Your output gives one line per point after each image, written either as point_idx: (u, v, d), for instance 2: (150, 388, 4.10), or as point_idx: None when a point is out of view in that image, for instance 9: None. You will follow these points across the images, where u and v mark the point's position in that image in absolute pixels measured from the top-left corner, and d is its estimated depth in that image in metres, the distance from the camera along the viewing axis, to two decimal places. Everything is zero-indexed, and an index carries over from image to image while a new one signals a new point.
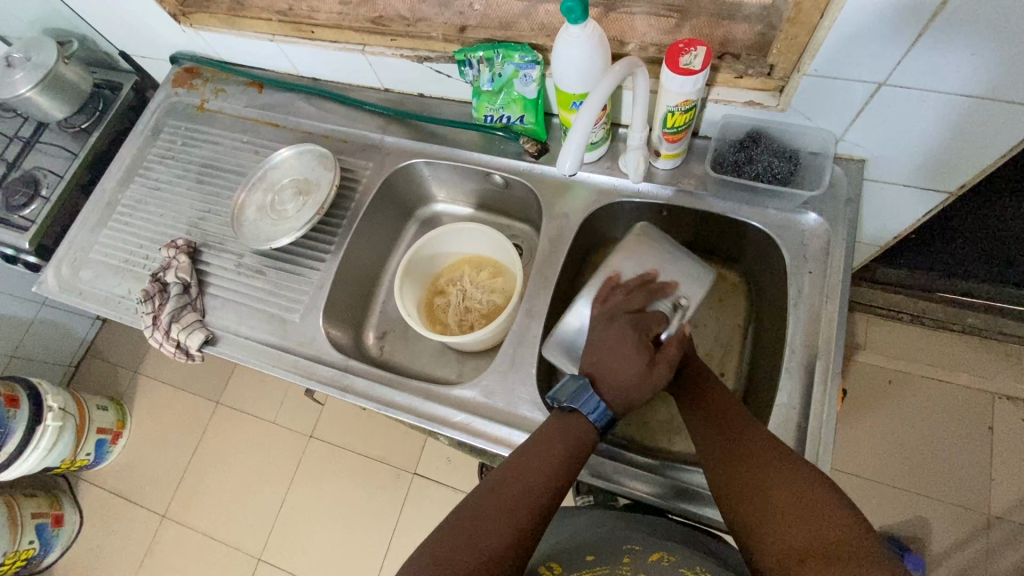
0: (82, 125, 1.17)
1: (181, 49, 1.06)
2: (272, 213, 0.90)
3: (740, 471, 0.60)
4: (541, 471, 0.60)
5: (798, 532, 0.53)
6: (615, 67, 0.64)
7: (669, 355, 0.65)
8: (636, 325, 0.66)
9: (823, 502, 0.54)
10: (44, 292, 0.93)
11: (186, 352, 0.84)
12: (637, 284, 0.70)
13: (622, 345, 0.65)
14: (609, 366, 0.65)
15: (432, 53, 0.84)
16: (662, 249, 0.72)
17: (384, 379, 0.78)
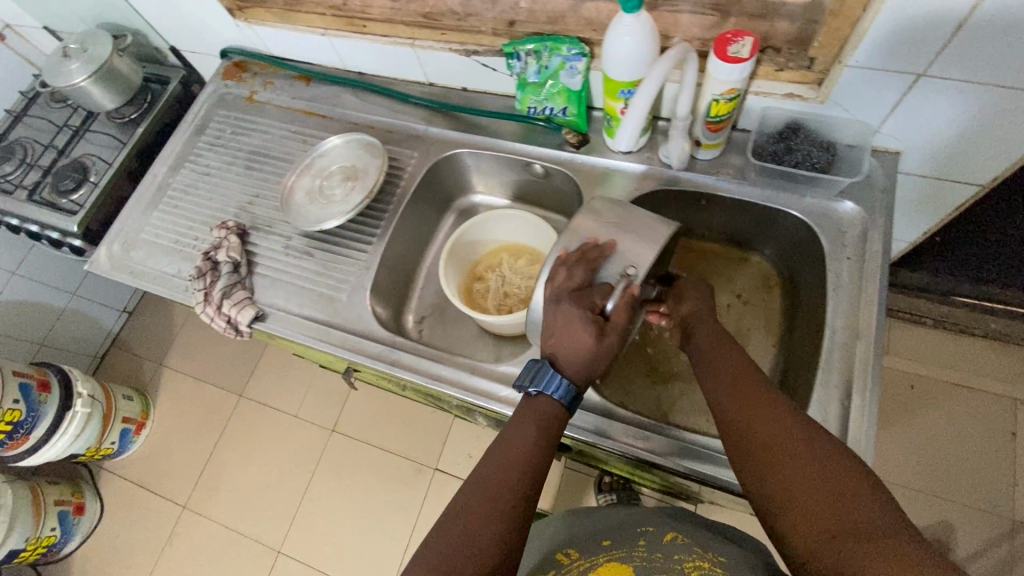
0: (131, 116, 1.22)
1: (233, 44, 1.10)
2: (321, 198, 0.93)
3: (761, 448, 0.57)
4: (522, 460, 0.61)
5: (822, 513, 0.50)
6: (669, 53, 0.68)
7: (619, 324, 0.66)
8: (577, 301, 0.67)
9: (851, 481, 0.51)
10: (96, 269, 0.96)
11: (236, 327, 0.86)
12: (583, 254, 0.71)
13: (571, 323, 0.66)
14: (564, 343, 0.66)
15: (479, 47, 0.88)
16: (616, 217, 0.73)
17: (430, 354, 0.80)
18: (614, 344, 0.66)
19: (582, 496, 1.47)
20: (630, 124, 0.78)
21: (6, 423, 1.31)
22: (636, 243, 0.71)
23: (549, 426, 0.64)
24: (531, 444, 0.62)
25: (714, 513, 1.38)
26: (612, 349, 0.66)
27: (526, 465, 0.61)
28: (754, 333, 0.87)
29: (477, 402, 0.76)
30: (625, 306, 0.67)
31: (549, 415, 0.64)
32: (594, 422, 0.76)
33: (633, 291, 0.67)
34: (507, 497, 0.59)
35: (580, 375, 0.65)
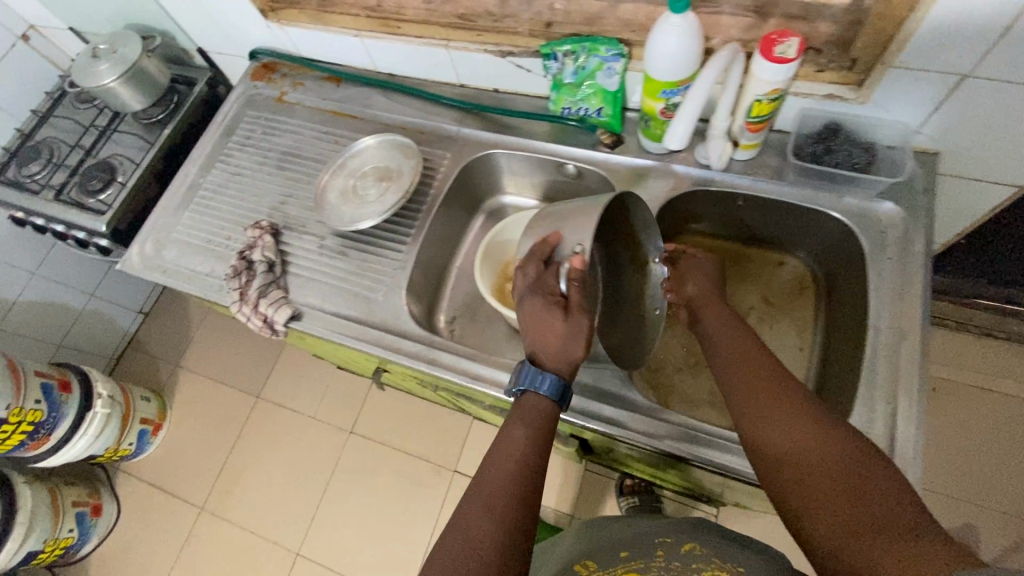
0: (158, 116, 1.22)
1: (262, 45, 1.10)
2: (355, 198, 0.93)
3: (778, 441, 0.57)
4: (516, 459, 0.61)
5: (839, 508, 0.50)
6: (721, 52, 0.71)
7: (575, 299, 0.70)
8: (532, 295, 0.72)
9: (869, 476, 0.51)
10: (128, 269, 0.96)
11: (272, 327, 0.86)
12: (534, 253, 0.76)
13: (538, 318, 0.70)
14: (540, 338, 0.69)
15: (515, 48, 0.88)
16: (564, 209, 0.78)
17: (469, 354, 0.80)
18: (583, 318, 0.69)
19: (602, 498, 1.46)
20: (680, 123, 0.77)
21: (29, 424, 1.31)
22: (577, 226, 0.75)
23: (541, 422, 0.65)
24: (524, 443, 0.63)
25: (736, 516, 1.38)
26: (581, 325, 0.69)
27: (521, 464, 0.61)
28: (790, 334, 0.88)
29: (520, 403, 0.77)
30: (577, 281, 0.71)
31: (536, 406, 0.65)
32: (634, 423, 0.75)
33: (578, 265, 0.71)
34: (505, 497, 0.58)
35: (560, 364, 0.67)
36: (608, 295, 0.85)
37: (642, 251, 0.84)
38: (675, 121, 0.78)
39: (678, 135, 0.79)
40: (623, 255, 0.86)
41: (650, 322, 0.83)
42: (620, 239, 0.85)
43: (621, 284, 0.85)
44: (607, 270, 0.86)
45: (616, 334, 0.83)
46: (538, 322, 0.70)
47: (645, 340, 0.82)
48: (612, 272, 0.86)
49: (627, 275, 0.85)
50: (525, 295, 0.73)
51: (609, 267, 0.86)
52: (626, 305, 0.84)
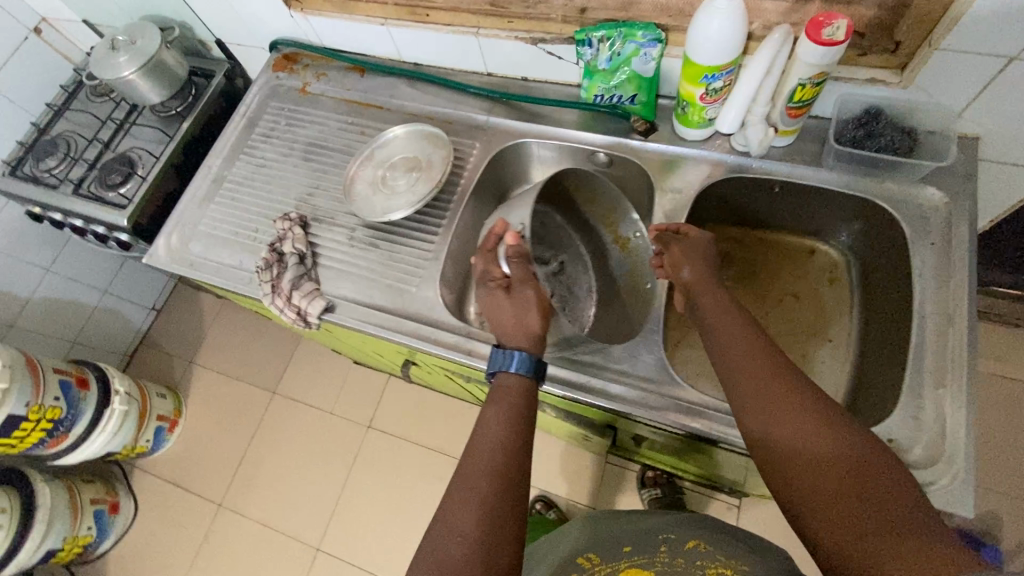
0: (177, 109, 1.20)
1: (283, 35, 1.09)
2: (385, 189, 0.92)
3: (787, 437, 0.56)
4: (495, 441, 0.64)
5: (856, 509, 0.49)
6: (773, 35, 0.70)
7: (517, 275, 0.77)
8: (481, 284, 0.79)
9: (880, 475, 0.51)
10: (155, 263, 0.95)
11: (305, 319, 0.85)
12: (483, 246, 0.82)
13: (493, 305, 0.77)
14: (498, 320, 0.76)
15: (547, 35, 0.87)
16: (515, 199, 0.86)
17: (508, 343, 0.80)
18: (530, 292, 0.76)
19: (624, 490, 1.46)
20: (732, 106, 0.79)
21: (48, 421, 1.30)
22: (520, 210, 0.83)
23: (513, 398, 0.69)
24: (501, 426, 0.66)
25: (758, 507, 1.38)
26: (528, 297, 0.76)
27: (498, 446, 0.64)
28: (827, 321, 0.87)
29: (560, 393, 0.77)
30: (515, 258, 0.78)
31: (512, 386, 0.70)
32: (677, 413, 0.75)
33: (513, 242, 0.77)
34: (484, 483, 0.61)
35: (523, 340, 0.73)
36: (602, 283, 0.95)
37: (618, 227, 0.94)
38: (728, 104, 0.79)
39: (730, 119, 0.80)
40: (603, 241, 0.96)
41: (643, 297, 0.89)
42: (595, 221, 0.95)
43: (610, 271, 0.95)
44: (597, 264, 0.96)
45: (611, 320, 0.92)
46: (494, 308, 0.77)
47: (637, 314, 0.89)
48: (600, 261, 0.96)
49: (613, 260, 0.94)
50: (478, 287, 0.80)
51: (596, 256, 0.97)
52: (619, 289, 0.93)
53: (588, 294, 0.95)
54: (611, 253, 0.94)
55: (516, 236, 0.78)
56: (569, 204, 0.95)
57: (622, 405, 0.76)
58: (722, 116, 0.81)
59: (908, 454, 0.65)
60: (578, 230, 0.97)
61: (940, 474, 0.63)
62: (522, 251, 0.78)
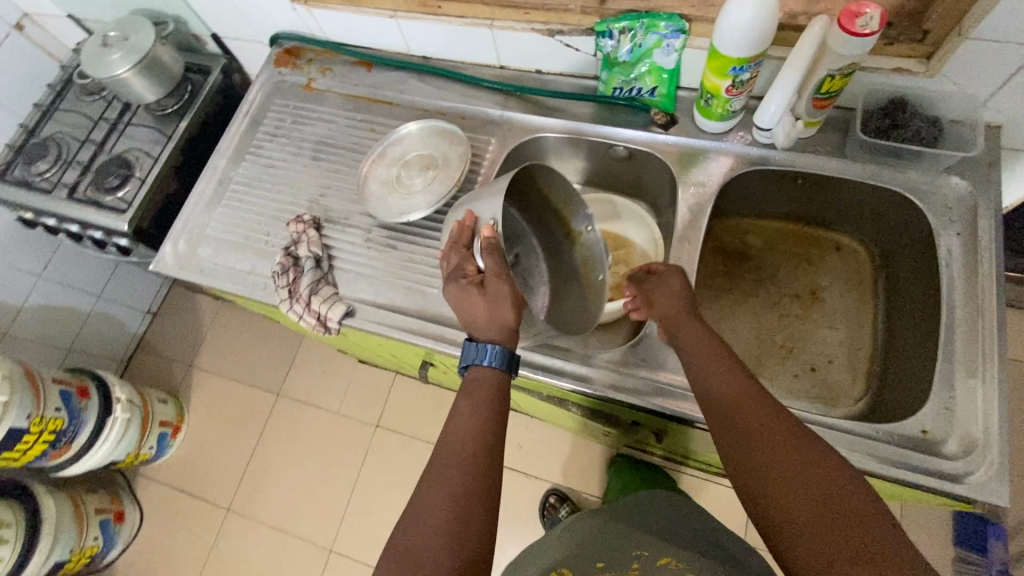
0: (171, 108, 1.16)
1: (285, 29, 1.05)
2: (400, 187, 0.90)
3: (762, 464, 0.55)
4: (471, 434, 0.65)
5: (825, 537, 0.49)
6: (813, 24, 0.68)
7: (490, 270, 0.72)
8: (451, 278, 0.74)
9: (856, 500, 0.51)
10: (162, 269, 0.92)
11: (325, 324, 0.83)
12: (454, 239, 0.78)
13: (462, 300, 0.73)
14: (469, 315, 0.72)
15: (564, 26, 0.85)
16: (481, 191, 0.79)
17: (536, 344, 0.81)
18: (502, 288, 0.72)
19: None
20: (772, 102, 0.76)
21: (50, 433, 1.27)
22: (487, 201, 0.77)
23: (487, 392, 0.69)
24: (468, 420, 0.66)
25: None
26: (502, 291, 0.72)
27: (467, 439, 0.65)
28: (850, 313, 0.87)
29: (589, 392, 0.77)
30: (490, 251, 0.73)
31: (483, 379, 0.69)
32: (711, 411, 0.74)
33: (489, 235, 0.73)
34: (456, 476, 0.62)
35: (493, 327, 0.70)
36: (554, 272, 0.83)
37: (565, 213, 0.80)
38: (769, 101, 0.76)
39: (770, 116, 0.77)
40: (555, 230, 0.82)
41: (594, 291, 0.77)
42: (546, 207, 0.82)
43: (563, 262, 0.82)
44: (549, 255, 0.83)
45: (562, 312, 0.79)
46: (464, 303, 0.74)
47: (590, 311, 0.76)
48: (552, 251, 0.82)
49: (566, 252, 0.81)
50: (448, 280, 0.76)
51: (548, 246, 0.83)
52: (570, 281, 0.81)
53: (540, 282, 0.83)
54: (564, 247, 0.81)
55: (493, 229, 0.74)
56: (522, 191, 0.81)
57: (653, 403, 0.76)
58: (763, 114, 0.78)
59: (944, 445, 0.65)
60: (530, 217, 0.84)
61: (977, 464, 0.64)
62: (496, 244, 0.74)
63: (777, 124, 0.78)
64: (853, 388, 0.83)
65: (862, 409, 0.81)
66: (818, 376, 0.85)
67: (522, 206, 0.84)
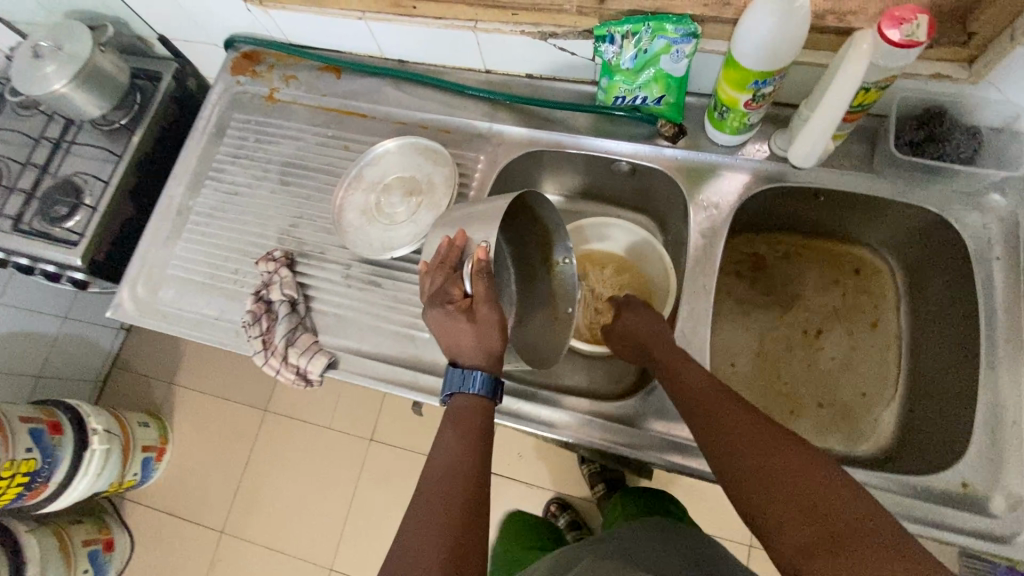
0: (120, 121, 1.04)
1: (239, 31, 0.93)
2: (381, 217, 0.81)
3: (734, 467, 0.54)
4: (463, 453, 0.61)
5: (799, 526, 0.47)
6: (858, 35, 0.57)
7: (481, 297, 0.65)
8: (434, 302, 0.67)
9: (824, 480, 0.48)
10: (121, 317, 0.84)
11: (306, 378, 0.76)
12: (440, 258, 0.69)
13: (448, 325, 0.66)
14: (454, 341, 0.66)
15: (557, 28, 0.74)
16: (466, 211, 0.72)
17: (541, 398, 0.74)
18: (491, 314, 0.66)
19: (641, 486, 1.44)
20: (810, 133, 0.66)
21: (23, 475, 1.19)
22: (477, 219, 0.69)
23: (471, 420, 0.63)
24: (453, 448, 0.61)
25: None
26: (492, 318, 0.66)
27: (458, 462, 0.60)
28: (871, 338, 0.81)
29: (597, 446, 0.71)
30: (482, 275, 0.65)
31: (468, 408, 0.64)
32: None
33: (480, 257, 0.65)
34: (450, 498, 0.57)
35: (479, 356, 0.65)
36: (522, 293, 0.78)
37: (551, 241, 0.75)
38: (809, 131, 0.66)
39: (814, 149, 0.68)
40: (530, 249, 0.78)
41: (563, 323, 0.74)
42: (531, 233, 0.77)
43: (534, 285, 0.78)
44: (521, 273, 0.79)
45: (529, 338, 0.76)
46: (448, 330, 0.67)
47: (556, 346, 0.73)
48: (523, 269, 0.78)
49: (539, 276, 0.77)
50: (432, 302, 0.68)
51: (520, 265, 0.79)
52: (539, 305, 0.77)
53: (508, 301, 0.78)
54: (538, 274, 0.77)
55: (486, 251, 0.65)
56: (507, 219, 0.76)
57: (669, 456, 0.69)
58: (800, 148, 0.69)
59: (988, 502, 0.60)
60: (507, 241, 0.79)
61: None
62: (487, 269, 0.66)
63: (813, 154, 0.69)
64: (873, 425, 0.78)
65: (882, 451, 0.76)
66: (850, 416, 0.79)
67: (507, 231, 0.78)
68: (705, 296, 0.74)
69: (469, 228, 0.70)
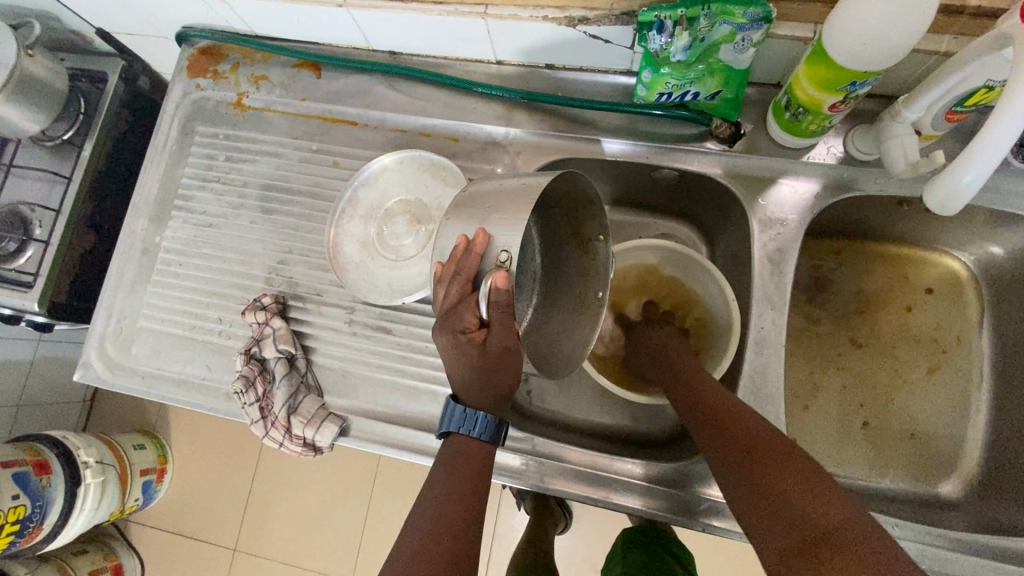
0: (64, 136, 0.88)
1: (191, 23, 0.76)
2: (385, 250, 0.69)
3: (730, 473, 0.50)
4: (451, 496, 0.52)
5: (778, 528, 0.43)
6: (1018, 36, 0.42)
7: (497, 332, 0.51)
8: (444, 327, 0.53)
9: (811, 484, 0.44)
10: (90, 380, 0.72)
11: (315, 448, 0.66)
12: (455, 264, 0.51)
13: (455, 355, 0.53)
14: (462, 375, 0.54)
15: (589, 12, 0.58)
16: (487, 194, 0.53)
17: (596, 461, 0.65)
18: (503, 347, 0.53)
19: None
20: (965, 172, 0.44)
21: (12, 524, 1.11)
22: (504, 216, 0.50)
23: (473, 461, 0.54)
24: (442, 498, 0.52)
25: None
26: (512, 349, 0.54)
27: (444, 505, 0.52)
28: (950, 361, 0.73)
29: (651, 514, 0.63)
30: (501, 305, 0.50)
31: (465, 451, 0.54)
32: None
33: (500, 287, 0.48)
34: (433, 542, 0.50)
35: (485, 399, 0.56)
36: (546, 274, 0.68)
37: (582, 226, 0.64)
38: (957, 170, 0.45)
39: (968, 194, 0.46)
40: (560, 230, 0.66)
41: (591, 311, 0.65)
42: (563, 215, 0.65)
43: (560, 265, 0.67)
44: (546, 254, 0.68)
45: (545, 333, 0.67)
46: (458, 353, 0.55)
47: (583, 338, 0.65)
48: (550, 253, 0.67)
49: (567, 255, 0.66)
50: (441, 322, 0.54)
51: (548, 240, 0.67)
52: (564, 288, 0.67)
53: (530, 285, 0.68)
54: (568, 250, 0.66)
55: (507, 277, 0.48)
56: (540, 203, 0.64)
57: (736, 522, 0.61)
58: (940, 194, 0.47)
59: None
60: (538, 224, 0.67)
61: None
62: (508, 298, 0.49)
63: (962, 203, 0.47)
64: (951, 458, 0.70)
65: (961, 489, 0.68)
66: (937, 456, 0.70)
67: (542, 211, 0.66)
68: (775, 335, 0.63)
69: (491, 223, 0.50)
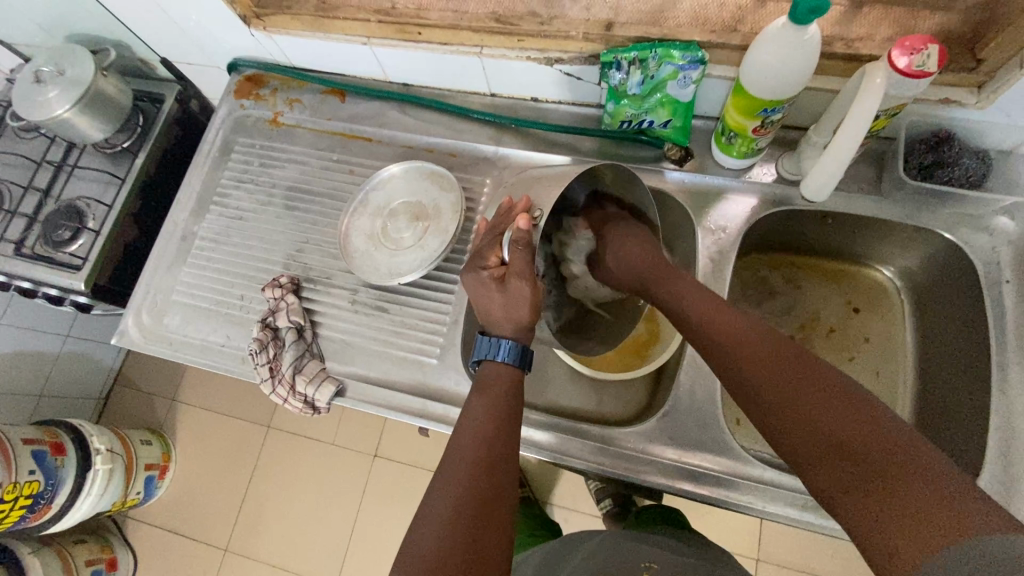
0: (123, 144, 1.04)
1: (242, 56, 0.92)
2: (388, 242, 0.81)
3: (773, 410, 0.51)
4: (491, 419, 0.57)
5: (835, 465, 0.45)
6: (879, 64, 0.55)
7: (513, 267, 0.63)
8: (470, 266, 0.67)
9: (856, 413, 0.45)
10: (126, 344, 0.84)
11: (314, 406, 0.76)
12: (496, 221, 0.70)
13: (480, 289, 0.65)
14: (484, 309, 0.65)
15: (563, 54, 0.73)
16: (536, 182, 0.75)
17: (563, 427, 0.73)
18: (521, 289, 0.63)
19: None
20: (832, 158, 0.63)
21: (25, 497, 1.19)
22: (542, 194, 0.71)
23: (502, 390, 0.60)
24: (478, 422, 0.57)
25: None
26: (524, 294, 0.63)
27: (483, 426, 0.57)
28: (886, 360, 0.81)
29: (608, 472, 0.70)
30: (523, 245, 0.63)
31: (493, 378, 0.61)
32: (750, 495, 0.66)
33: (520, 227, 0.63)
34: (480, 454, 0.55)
35: (507, 328, 0.63)
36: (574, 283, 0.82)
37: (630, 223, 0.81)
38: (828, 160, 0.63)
39: (825, 185, 0.67)
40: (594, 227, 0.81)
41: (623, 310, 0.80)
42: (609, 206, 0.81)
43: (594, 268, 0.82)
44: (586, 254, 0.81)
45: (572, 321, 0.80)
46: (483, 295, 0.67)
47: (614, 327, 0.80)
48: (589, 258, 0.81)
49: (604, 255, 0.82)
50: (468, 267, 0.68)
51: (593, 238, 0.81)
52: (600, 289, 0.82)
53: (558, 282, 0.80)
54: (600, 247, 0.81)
55: (527, 219, 0.62)
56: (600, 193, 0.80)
57: (679, 481, 0.68)
58: (812, 185, 0.68)
59: None
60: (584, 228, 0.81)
61: None
62: (528, 240, 0.63)
63: (824, 191, 0.68)
64: None
65: None
66: None
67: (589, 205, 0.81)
68: None
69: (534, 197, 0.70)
